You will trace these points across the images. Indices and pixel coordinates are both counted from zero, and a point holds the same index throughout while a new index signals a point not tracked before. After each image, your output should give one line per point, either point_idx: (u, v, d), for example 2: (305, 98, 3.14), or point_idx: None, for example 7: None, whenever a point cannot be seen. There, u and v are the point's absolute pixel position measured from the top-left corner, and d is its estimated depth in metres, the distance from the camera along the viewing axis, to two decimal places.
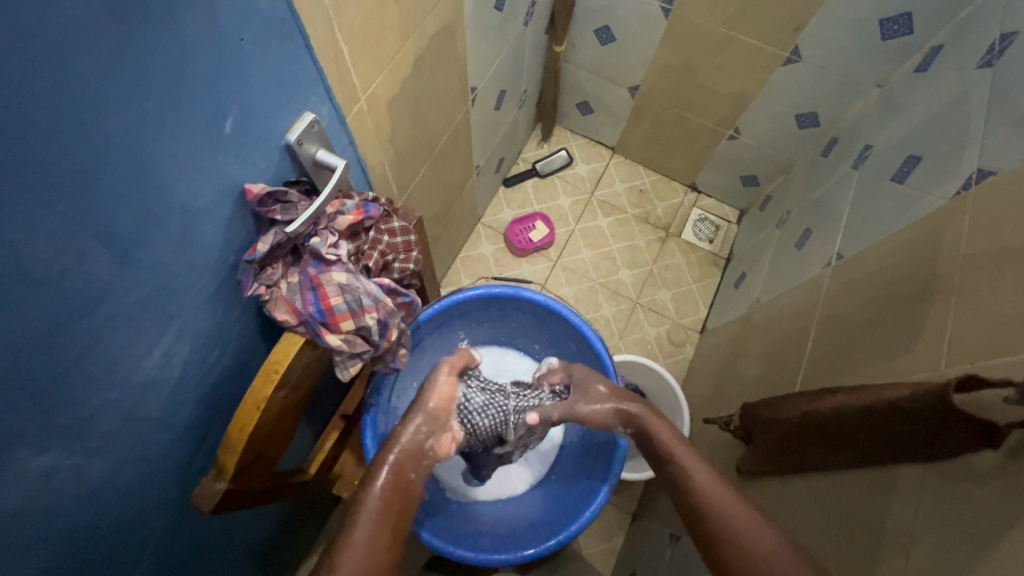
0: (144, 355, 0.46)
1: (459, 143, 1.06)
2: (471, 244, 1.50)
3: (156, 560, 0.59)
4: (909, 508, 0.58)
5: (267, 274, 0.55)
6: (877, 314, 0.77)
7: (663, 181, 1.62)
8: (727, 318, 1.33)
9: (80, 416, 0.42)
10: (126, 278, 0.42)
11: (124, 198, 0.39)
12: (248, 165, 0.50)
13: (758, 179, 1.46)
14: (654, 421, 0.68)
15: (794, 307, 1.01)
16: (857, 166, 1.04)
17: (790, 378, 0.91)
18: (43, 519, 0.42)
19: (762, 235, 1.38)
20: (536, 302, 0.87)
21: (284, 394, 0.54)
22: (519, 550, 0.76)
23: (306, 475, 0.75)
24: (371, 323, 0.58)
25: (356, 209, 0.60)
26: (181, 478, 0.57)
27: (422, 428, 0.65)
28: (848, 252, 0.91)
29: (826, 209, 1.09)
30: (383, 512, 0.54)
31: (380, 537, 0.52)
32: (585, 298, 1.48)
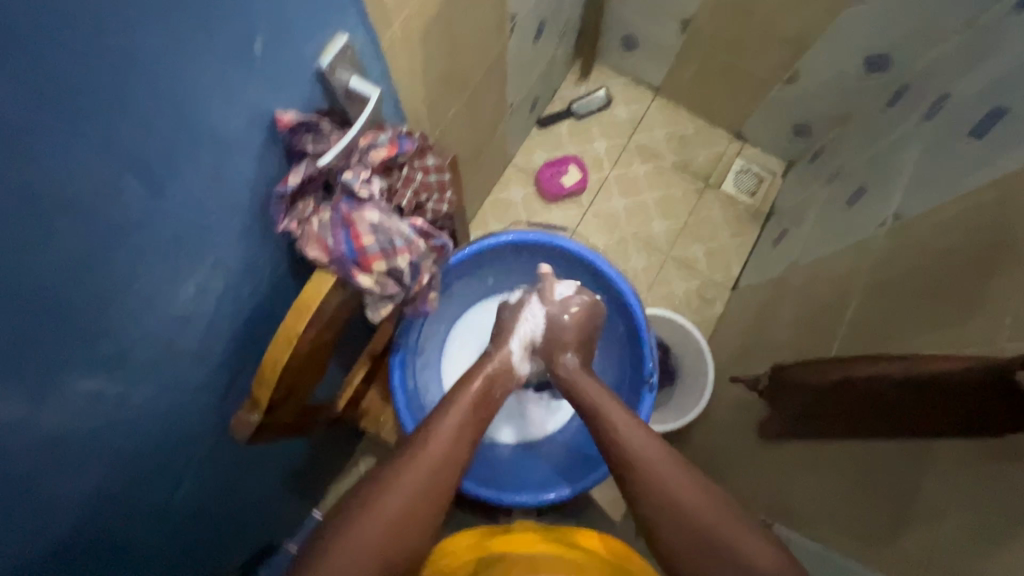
0: (179, 289, 0.46)
1: (494, 77, 1.00)
2: (501, 188, 1.46)
3: (199, 480, 0.62)
4: (944, 484, 0.56)
5: (298, 209, 0.54)
6: (932, 282, 0.72)
7: (707, 127, 1.52)
8: (762, 276, 1.28)
9: (119, 345, 0.43)
10: (160, 210, 0.41)
11: (156, 126, 0.37)
12: (280, 94, 0.47)
13: (812, 130, 1.35)
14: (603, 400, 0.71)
15: (838, 268, 0.96)
16: (929, 118, 0.94)
17: (826, 343, 0.88)
18: (91, 440, 0.44)
19: (809, 191, 1.30)
20: (570, 252, 0.85)
21: (316, 333, 0.55)
22: (541, 493, 0.79)
23: (335, 409, 0.78)
24: (403, 264, 0.57)
25: (390, 143, 0.57)
26: (219, 408, 0.59)
27: (487, 383, 0.72)
28: (906, 214, 0.85)
29: (887, 164, 1.00)
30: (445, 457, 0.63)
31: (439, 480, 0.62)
32: (615, 248, 1.44)
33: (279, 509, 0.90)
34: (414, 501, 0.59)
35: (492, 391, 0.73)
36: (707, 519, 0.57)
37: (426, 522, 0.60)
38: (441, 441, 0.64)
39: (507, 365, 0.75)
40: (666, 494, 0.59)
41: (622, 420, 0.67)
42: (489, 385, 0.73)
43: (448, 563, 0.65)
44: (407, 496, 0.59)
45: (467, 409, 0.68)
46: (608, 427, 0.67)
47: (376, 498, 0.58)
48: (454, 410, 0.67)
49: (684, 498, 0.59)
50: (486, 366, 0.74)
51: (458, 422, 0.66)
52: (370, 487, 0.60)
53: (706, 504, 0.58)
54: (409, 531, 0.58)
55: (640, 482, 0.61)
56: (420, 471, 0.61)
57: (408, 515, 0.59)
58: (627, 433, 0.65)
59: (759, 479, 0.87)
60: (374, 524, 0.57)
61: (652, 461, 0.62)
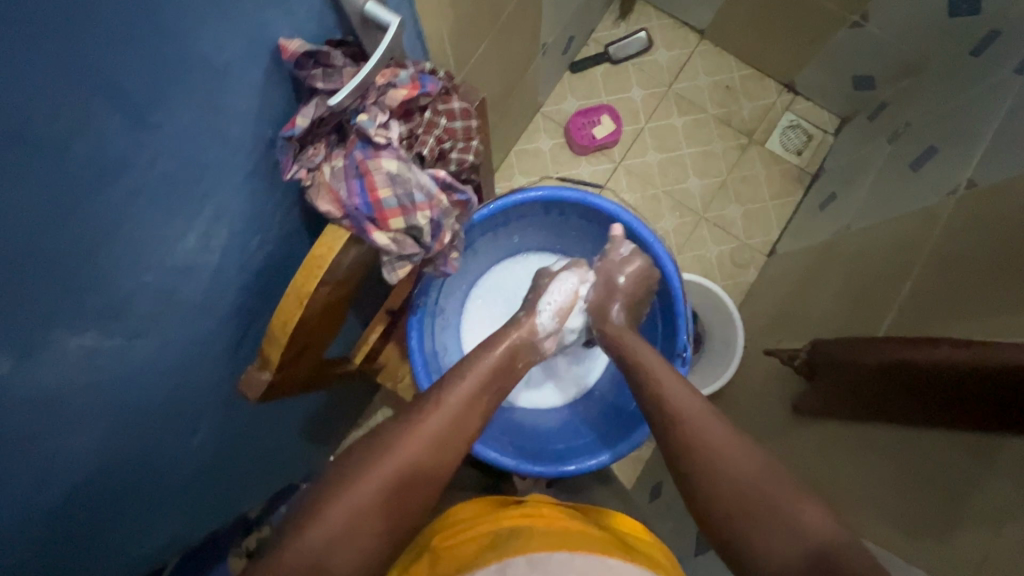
0: (179, 237, 0.42)
1: (527, 11, 0.90)
2: (528, 137, 1.37)
3: (211, 432, 0.61)
4: (1013, 485, 0.52)
5: (308, 155, 0.49)
6: (1005, 259, 0.64)
7: (755, 76, 1.39)
8: (804, 242, 1.19)
9: (115, 297, 0.40)
10: (148, 145, 0.36)
11: (135, 45, 0.32)
12: (284, 15, 0.41)
13: (875, 82, 1.22)
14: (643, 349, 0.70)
15: (895, 238, 0.87)
16: (1020, 70, 0.82)
17: (873, 319, 0.82)
18: (91, 395, 0.42)
19: (866, 150, 1.18)
20: (604, 212, 0.79)
21: (329, 289, 0.51)
22: (559, 465, 0.76)
23: (351, 365, 0.76)
24: (422, 222, 0.52)
25: (410, 82, 0.51)
26: (230, 362, 0.57)
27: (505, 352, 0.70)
28: (983, 180, 0.75)
29: (962, 123, 0.89)
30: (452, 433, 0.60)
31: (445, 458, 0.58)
32: (645, 207, 1.35)
33: (296, 458, 0.90)
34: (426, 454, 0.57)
35: (515, 358, 0.71)
36: (746, 471, 0.54)
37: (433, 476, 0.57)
38: (452, 411, 0.61)
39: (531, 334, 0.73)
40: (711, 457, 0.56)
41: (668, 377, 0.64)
42: (513, 354, 0.70)
43: (456, 537, 0.63)
44: (416, 454, 0.56)
45: (483, 378, 0.65)
46: (653, 382, 0.64)
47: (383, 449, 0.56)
48: (468, 378, 0.64)
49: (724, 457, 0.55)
50: (508, 333, 0.72)
51: (476, 381, 0.65)
52: (370, 449, 0.56)
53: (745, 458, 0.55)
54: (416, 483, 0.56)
55: (681, 441, 0.58)
56: (423, 443, 0.57)
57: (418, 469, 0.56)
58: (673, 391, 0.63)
59: (787, 456, 0.83)
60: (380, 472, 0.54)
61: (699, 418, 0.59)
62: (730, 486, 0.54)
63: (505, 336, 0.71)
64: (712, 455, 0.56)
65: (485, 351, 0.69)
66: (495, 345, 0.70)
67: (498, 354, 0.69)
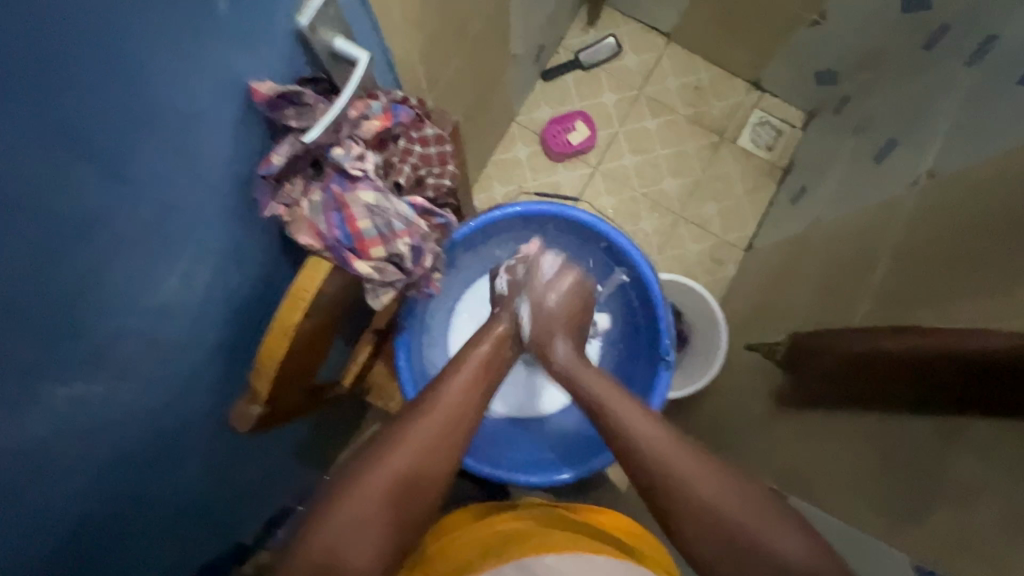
0: (160, 280, 0.43)
1: (495, 26, 0.91)
2: (505, 146, 1.39)
3: (203, 467, 0.60)
4: (978, 466, 0.54)
5: (286, 191, 0.50)
6: (966, 248, 0.67)
7: (723, 75, 1.42)
8: (779, 236, 1.22)
9: (99, 345, 0.40)
10: (125, 197, 0.37)
11: (104, 99, 0.32)
12: (254, 57, 0.42)
13: (837, 77, 1.25)
14: (581, 371, 0.71)
15: (863, 229, 0.90)
16: (972, 63, 0.86)
17: (846, 311, 0.84)
18: (79, 442, 0.42)
19: (833, 144, 1.22)
20: (580, 222, 0.81)
21: (315, 320, 0.52)
22: (553, 474, 0.77)
23: (340, 388, 0.76)
24: (404, 249, 0.54)
25: (383, 112, 0.53)
26: (219, 396, 0.57)
27: (491, 349, 0.71)
28: (941, 171, 0.78)
29: (920, 116, 0.93)
30: (445, 435, 0.61)
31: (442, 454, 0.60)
32: (624, 209, 1.37)
33: (292, 482, 0.90)
34: (421, 462, 0.59)
35: (498, 358, 0.72)
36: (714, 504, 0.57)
37: (432, 479, 0.59)
38: (444, 414, 0.62)
39: (512, 334, 0.74)
40: (696, 496, 0.57)
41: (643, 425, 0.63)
42: (497, 349, 0.72)
43: (451, 542, 0.64)
44: (412, 458, 0.59)
45: (473, 378, 0.67)
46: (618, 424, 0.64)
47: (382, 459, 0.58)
48: (458, 380, 0.66)
49: (703, 502, 0.57)
50: (489, 335, 0.73)
51: (461, 392, 0.65)
52: (375, 451, 0.59)
53: (720, 493, 0.57)
54: (414, 492, 0.58)
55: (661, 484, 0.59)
56: (419, 444, 0.60)
57: (414, 478, 0.58)
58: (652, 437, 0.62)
59: (775, 448, 0.85)
60: (382, 483, 0.57)
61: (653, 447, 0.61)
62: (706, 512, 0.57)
63: (487, 335, 0.73)
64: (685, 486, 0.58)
65: (473, 345, 0.71)
66: (483, 339, 0.72)
67: (485, 349, 0.71)
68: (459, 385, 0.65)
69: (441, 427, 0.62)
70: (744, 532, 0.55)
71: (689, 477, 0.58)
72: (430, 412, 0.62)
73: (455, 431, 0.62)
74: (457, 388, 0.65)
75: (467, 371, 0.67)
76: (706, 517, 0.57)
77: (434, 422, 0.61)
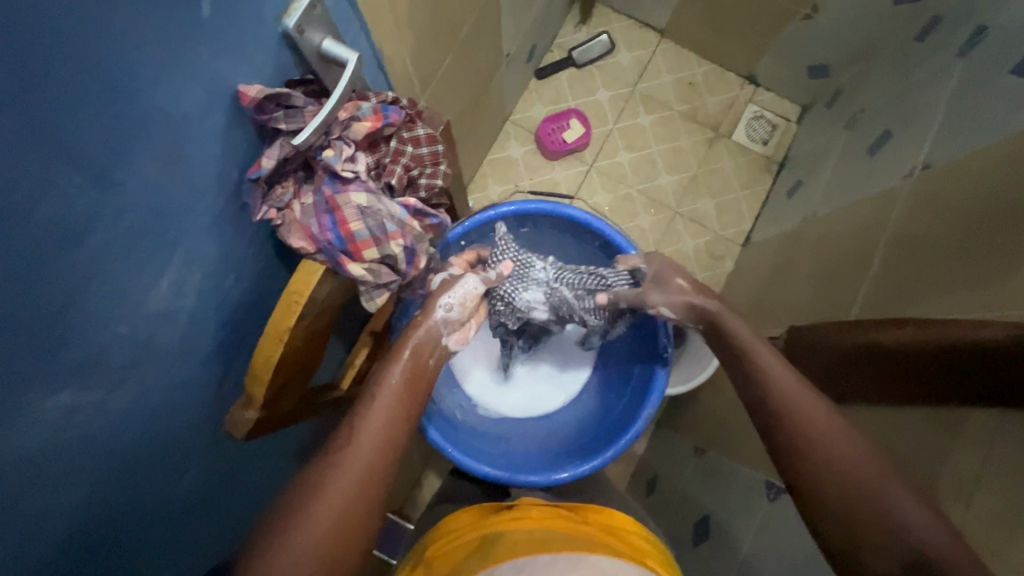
0: (150, 288, 0.42)
1: (487, 25, 0.91)
2: (500, 145, 1.38)
3: (201, 473, 0.60)
4: (978, 456, 0.54)
5: (277, 194, 0.50)
6: (961, 239, 0.67)
7: (716, 71, 1.42)
8: (776, 230, 1.22)
9: (91, 353, 0.39)
10: (112, 202, 0.36)
11: (88, 106, 0.32)
12: (240, 60, 0.41)
13: (830, 70, 1.25)
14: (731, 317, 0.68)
15: (860, 221, 0.90)
16: (964, 53, 0.86)
17: (843, 304, 0.84)
18: (73, 452, 0.42)
19: (827, 136, 1.22)
20: (576, 220, 0.80)
21: (309, 324, 0.51)
22: (553, 473, 0.77)
23: (339, 392, 0.76)
24: (396, 250, 0.53)
25: (374, 114, 0.52)
26: (215, 402, 0.57)
27: None
28: (936, 162, 0.78)
29: (914, 106, 0.93)
30: (377, 454, 0.57)
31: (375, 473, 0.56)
32: (621, 206, 1.37)
33: None
34: (348, 511, 0.54)
35: None
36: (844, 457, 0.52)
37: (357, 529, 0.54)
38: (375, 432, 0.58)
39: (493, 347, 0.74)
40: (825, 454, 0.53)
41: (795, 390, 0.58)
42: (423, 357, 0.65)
43: (450, 544, 0.64)
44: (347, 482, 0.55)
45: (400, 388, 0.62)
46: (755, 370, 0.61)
47: (301, 515, 0.53)
48: (386, 392, 0.61)
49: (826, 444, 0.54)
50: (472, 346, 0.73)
51: (390, 405, 0.60)
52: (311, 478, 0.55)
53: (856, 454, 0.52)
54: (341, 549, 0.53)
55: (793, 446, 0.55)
56: (353, 466, 0.55)
57: (339, 531, 0.53)
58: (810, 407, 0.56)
59: None
60: (306, 543, 0.52)
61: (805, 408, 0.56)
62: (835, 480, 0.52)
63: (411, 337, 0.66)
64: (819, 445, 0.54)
65: (385, 366, 0.63)
66: (397, 356, 0.64)
67: (400, 368, 0.63)
68: (378, 418, 0.59)
69: (363, 468, 0.56)
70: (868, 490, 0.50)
71: (835, 436, 0.54)
72: (349, 454, 0.56)
73: (377, 474, 0.56)
74: (378, 419, 0.59)
75: (384, 400, 0.61)
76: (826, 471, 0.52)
77: (355, 463, 0.56)
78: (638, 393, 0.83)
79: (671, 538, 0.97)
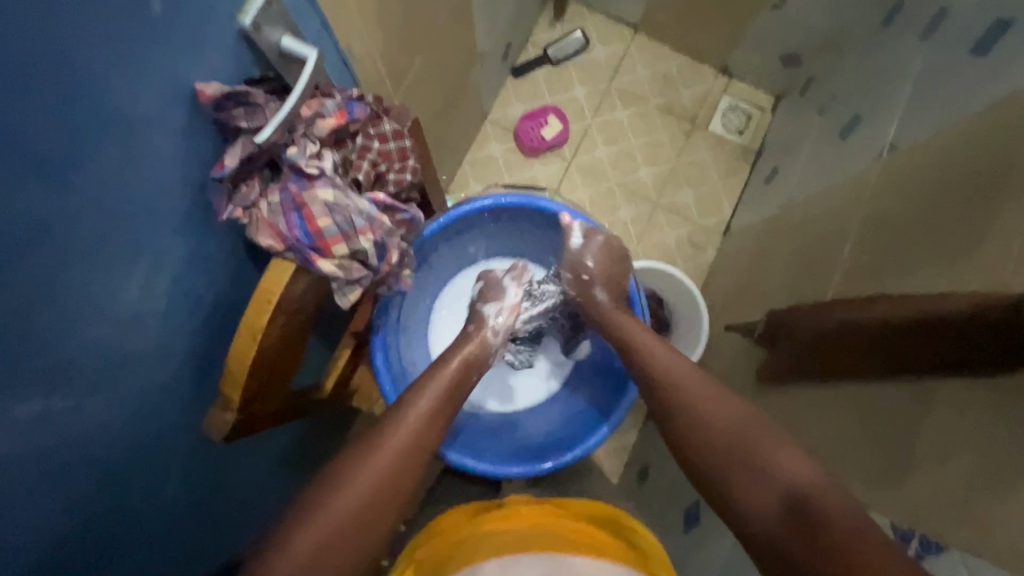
0: (118, 292, 0.42)
1: (458, 24, 0.91)
2: (479, 144, 1.39)
3: (183, 480, 0.60)
4: (948, 426, 0.55)
5: (242, 193, 0.50)
6: (926, 215, 0.68)
7: (690, 63, 1.43)
8: (754, 218, 1.24)
9: (59, 360, 0.39)
10: (74, 205, 0.36)
11: (42, 109, 0.32)
12: (197, 59, 0.41)
13: (801, 58, 1.27)
14: (614, 311, 0.76)
15: (833, 204, 0.91)
16: (926, 36, 0.87)
17: (818, 285, 0.86)
18: (47, 461, 0.41)
19: (800, 124, 1.23)
20: (550, 212, 0.81)
21: (282, 323, 0.51)
22: (538, 464, 0.77)
23: (322, 394, 0.76)
24: (366, 245, 0.54)
25: (338, 110, 0.53)
26: (192, 407, 0.56)
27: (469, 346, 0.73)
28: (902, 143, 0.80)
29: (882, 90, 0.95)
30: (412, 449, 0.61)
31: (405, 469, 0.59)
32: (601, 200, 1.38)
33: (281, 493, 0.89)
34: (372, 502, 0.56)
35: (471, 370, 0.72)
36: (717, 418, 0.62)
37: (382, 514, 0.57)
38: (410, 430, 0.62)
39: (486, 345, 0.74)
40: (696, 414, 0.64)
41: (671, 360, 0.69)
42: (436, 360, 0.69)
43: (441, 544, 0.64)
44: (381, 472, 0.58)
45: (440, 394, 0.67)
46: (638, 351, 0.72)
47: (330, 500, 0.55)
48: (427, 394, 0.66)
49: (701, 407, 0.64)
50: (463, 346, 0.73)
51: (428, 408, 0.65)
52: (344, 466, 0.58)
53: (732, 416, 0.62)
54: (363, 535, 0.55)
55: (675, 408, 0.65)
56: (386, 458, 0.59)
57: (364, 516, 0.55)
58: (677, 374, 0.68)
59: None
60: (330, 523, 0.53)
61: (685, 385, 0.66)
62: (716, 440, 0.61)
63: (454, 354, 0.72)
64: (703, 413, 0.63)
65: (439, 366, 0.70)
66: (450, 359, 0.71)
67: (451, 371, 0.69)
68: (418, 417, 0.63)
69: (397, 460, 0.59)
70: (741, 444, 0.59)
71: (706, 399, 0.64)
72: (384, 447, 0.59)
73: (408, 470, 0.60)
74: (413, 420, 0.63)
75: (427, 400, 0.65)
76: (705, 434, 0.62)
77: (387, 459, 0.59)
78: (618, 380, 0.83)
79: (663, 526, 0.98)
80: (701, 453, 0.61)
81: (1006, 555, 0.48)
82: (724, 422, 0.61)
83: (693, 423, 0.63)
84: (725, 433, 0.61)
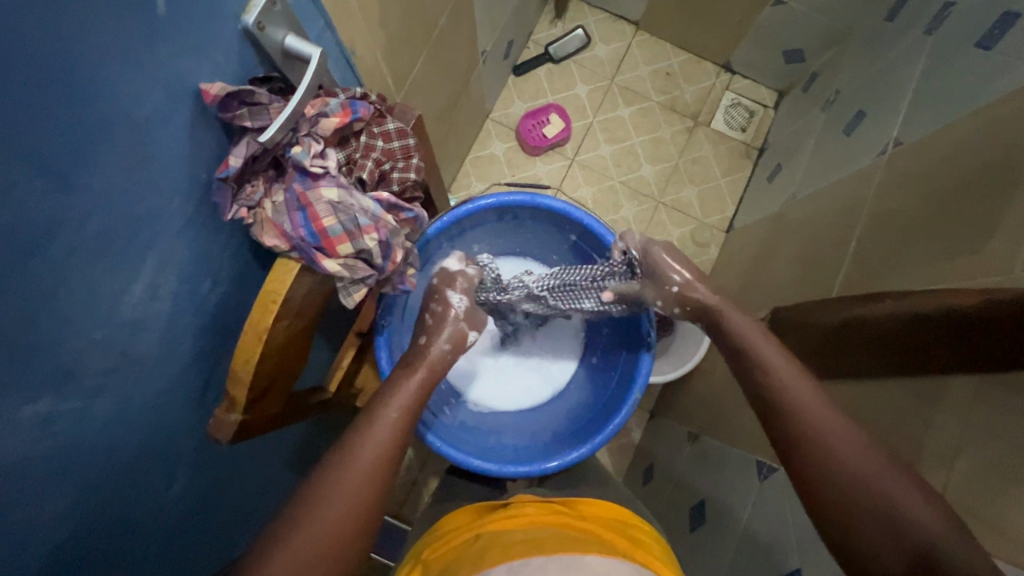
0: (123, 292, 0.42)
1: (460, 22, 0.91)
2: (481, 143, 1.39)
3: (189, 480, 0.60)
4: (956, 422, 0.55)
5: (247, 193, 0.50)
6: (932, 211, 0.68)
7: (692, 60, 1.43)
8: (757, 215, 1.24)
9: (66, 361, 0.39)
10: (78, 205, 0.36)
11: (46, 108, 0.31)
12: (200, 59, 0.41)
13: (804, 54, 1.27)
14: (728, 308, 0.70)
15: (838, 200, 0.91)
16: (931, 30, 0.87)
17: (823, 282, 0.85)
18: (55, 462, 0.41)
19: (804, 121, 1.23)
20: (554, 210, 0.80)
21: (287, 323, 0.51)
22: (543, 462, 0.77)
23: (327, 394, 0.76)
24: (371, 244, 0.54)
25: (342, 109, 0.53)
26: (197, 407, 0.57)
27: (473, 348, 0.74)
28: (907, 139, 0.80)
29: (886, 85, 0.94)
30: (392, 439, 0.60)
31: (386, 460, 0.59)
32: (604, 198, 1.38)
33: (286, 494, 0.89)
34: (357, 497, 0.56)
35: None
36: (848, 446, 0.54)
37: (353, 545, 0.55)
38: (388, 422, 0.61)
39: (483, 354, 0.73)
40: (828, 439, 0.55)
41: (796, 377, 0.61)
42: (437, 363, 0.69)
43: (446, 544, 0.64)
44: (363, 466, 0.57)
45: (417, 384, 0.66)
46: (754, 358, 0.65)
47: (314, 509, 0.54)
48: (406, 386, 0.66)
49: (828, 431, 0.56)
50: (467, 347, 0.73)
51: (407, 399, 0.64)
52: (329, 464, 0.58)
53: (866, 447, 0.54)
54: (342, 555, 0.54)
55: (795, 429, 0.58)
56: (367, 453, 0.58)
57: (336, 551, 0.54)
58: (798, 391, 0.60)
59: None
60: (297, 559, 0.52)
61: (810, 403, 0.58)
62: (845, 472, 0.53)
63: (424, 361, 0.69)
64: (835, 444, 0.55)
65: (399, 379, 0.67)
66: (413, 369, 0.67)
67: (411, 385, 0.66)
68: (396, 408, 0.63)
69: (376, 462, 0.58)
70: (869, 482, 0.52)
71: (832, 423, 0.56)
72: (348, 473, 0.56)
73: (374, 495, 0.57)
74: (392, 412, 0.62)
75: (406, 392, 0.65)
76: (835, 462, 0.54)
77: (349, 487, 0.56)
78: (623, 379, 0.83)
79: (668, 525, 0.97)
80: (824, 485, 0.54)
81: (1014, 550, 0.47)
82: (852, 453, 0.54)
83: (823, 449, 0.55)
84: (857, 466, 0.53)
